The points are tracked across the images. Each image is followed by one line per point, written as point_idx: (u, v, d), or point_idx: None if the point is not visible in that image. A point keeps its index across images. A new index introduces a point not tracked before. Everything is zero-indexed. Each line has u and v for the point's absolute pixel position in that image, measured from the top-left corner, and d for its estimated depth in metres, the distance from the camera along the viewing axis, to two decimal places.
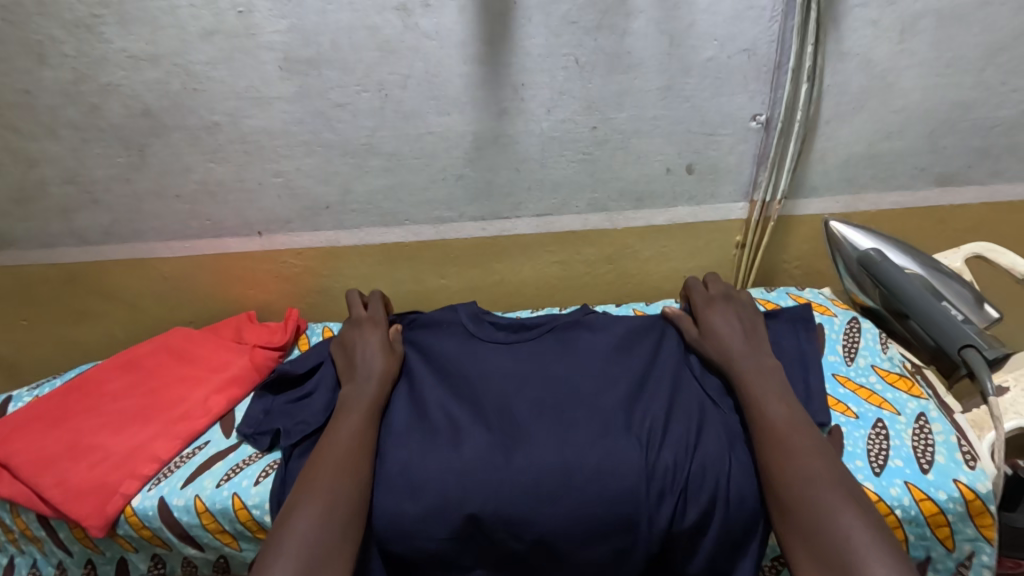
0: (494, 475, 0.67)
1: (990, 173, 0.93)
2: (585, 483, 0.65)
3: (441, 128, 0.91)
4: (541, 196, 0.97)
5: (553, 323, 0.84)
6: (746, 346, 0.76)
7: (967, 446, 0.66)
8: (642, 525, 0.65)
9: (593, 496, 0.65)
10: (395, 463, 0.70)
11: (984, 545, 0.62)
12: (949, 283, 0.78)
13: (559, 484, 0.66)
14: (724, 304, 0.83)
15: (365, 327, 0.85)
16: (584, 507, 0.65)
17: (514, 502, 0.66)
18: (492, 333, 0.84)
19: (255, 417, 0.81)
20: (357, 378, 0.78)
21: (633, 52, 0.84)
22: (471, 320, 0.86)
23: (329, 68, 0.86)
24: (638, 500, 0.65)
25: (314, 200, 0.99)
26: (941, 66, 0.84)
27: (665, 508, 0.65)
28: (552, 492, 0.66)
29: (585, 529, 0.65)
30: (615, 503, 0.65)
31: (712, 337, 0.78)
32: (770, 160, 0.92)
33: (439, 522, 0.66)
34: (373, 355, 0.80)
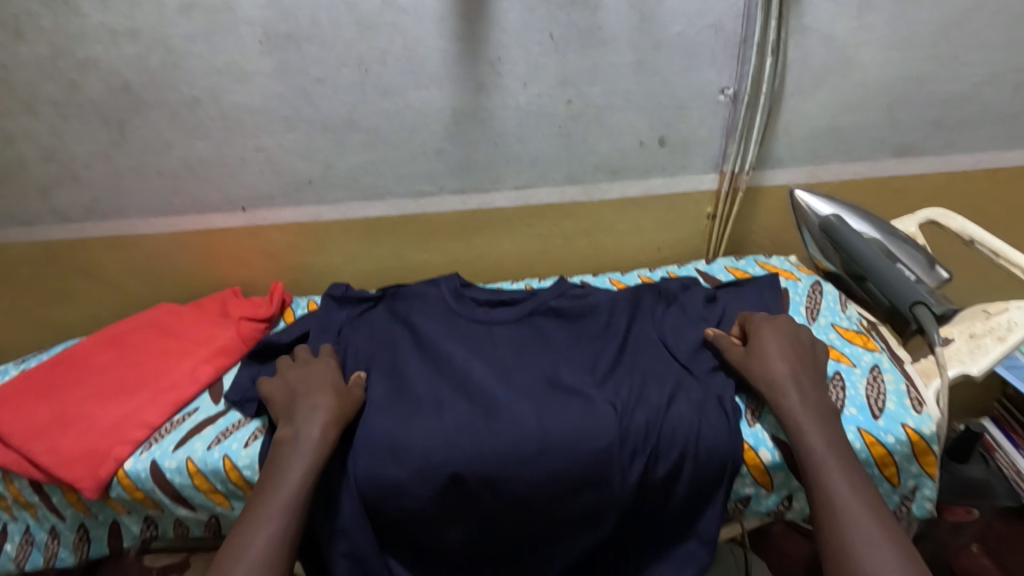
0: (474, 439, 0.70)
1: (943, 144, 0.98)
2: (562, 444, 0.69)
3: (421, 103, 0.93)
4: (519, 169, 1.00)
5: (538, 304, 0.88)
6: (795, 369, 0.70)
7: (914, 393, 0.71)
8: (615, 481, 0.69)
9: (568, 455, 0.69)
10: (381, 430, 0.73)
11: (926, 480, 0.68)
12: (903, 246, 0.83)
13: (536, 448, 0.69)
14: (781, 325, 0.76)
15: (308, 372, 0.78)
16: (560, 467, 0.68)
17: (494, 462, 0.69)
18: (472, 311, 0.89)
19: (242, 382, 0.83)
20: (297, 420, 0.71)
21: (605, 27, 0.86)
22: (453, 296, 0.91)
23: (308, 44, 0.87)
24: (611, 458, 0.69)
25: (296, 175, 1.00)
26: (897, 41, 0.88)
27: (636, 465, 0.69)
28: (528, 453, 0.69)
29: (561, 486, 0.69)
30: (590, 462, 0.68)
31: (761, 355, 0.72)
32: (738, 132, 0.96)
33: (424, 482, 0.70)
34: (321, 393, 0.73)
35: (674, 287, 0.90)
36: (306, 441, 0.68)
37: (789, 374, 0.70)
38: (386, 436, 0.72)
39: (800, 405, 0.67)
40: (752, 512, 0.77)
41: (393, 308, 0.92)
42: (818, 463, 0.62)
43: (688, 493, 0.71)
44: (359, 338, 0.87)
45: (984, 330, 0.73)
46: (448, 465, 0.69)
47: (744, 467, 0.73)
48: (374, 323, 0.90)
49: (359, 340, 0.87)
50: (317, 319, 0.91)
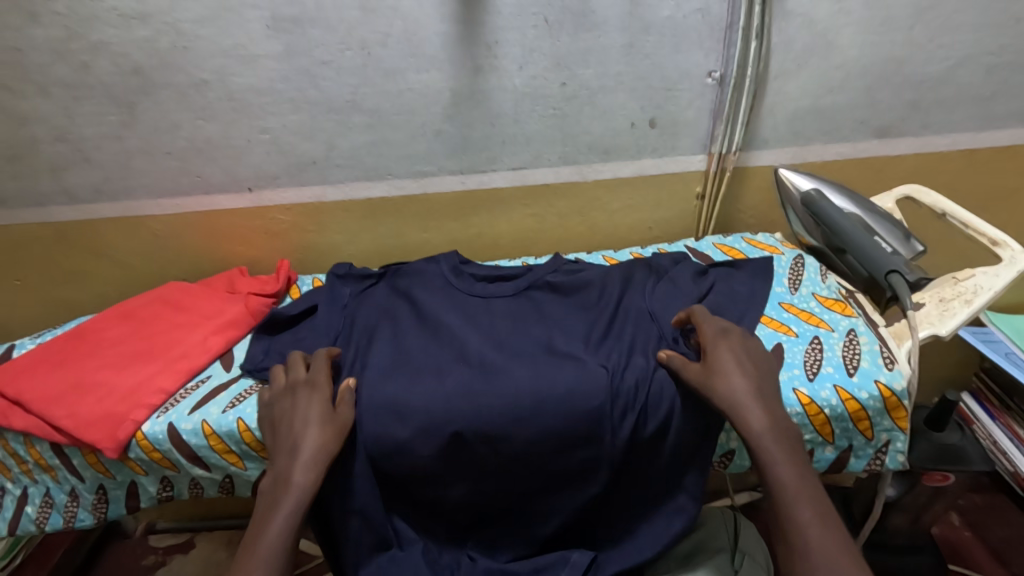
0: (472, 399, 0.74)
1: (920, 125, 1.03)
2: (555, 404, 0.73)
3: (420, 85, 0.97)
4: (515, 150, 1.04)
5: (532, 280, 0.92)
6: (757, 395, 0.68)
7: (887, 352, 0.76)
8: (606, 438, 0.73)
9: (561, 414, 0.73)
10: (383, 396, 0.76)
11: (898, 433, 0.73)
12: (880, 219, 0.86)
13: (530, 407, 0.73)
14: (732, 340, 0.74)
15: (295, 397, 0.74)
16: (553, 425, 0.73)
17: (491, 420, 0.73)
18: (470, 287, 0.92)
19: (254, 357, 0.87)
20: (283, 455, 0.69)
21: (597, 11, 0.90)
22: (452, 272, 0.95)
23: (312, 27, 0.91)
24: (602, 417, 0.73)
25: (301, 156, 1.04)
26: (875, 25, 0.93)
27: (625, 422, 0.74)
28: (523, 412, 0.73)
29: (554, 441, 0.73)
30: (582, 420, 0.73)
31: (721, 373, 0.70)
32: (725, 114, 1.00)
33: (427, 441, 0.73)
34: (303, 427, 0.70)
35: (665, 262, 0.94)
36: (287, 490, 0.65)
37: (748, 394, 0.68)
38: (383, 397, 0.76)
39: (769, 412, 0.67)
40: (734, 468, 0.82)
41: (394, 284, 0.96)
42: (794, 467, 0.63)
43: (676, 448, 0.75)
44: (363, 313, 0.91)
45: (953, 295, 0.78)
46: (444, 422, 0.73)
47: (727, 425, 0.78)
48: (378, 298, 0.94)
49: (363, 313, 0.90)
50: (323, 294, 0.94)
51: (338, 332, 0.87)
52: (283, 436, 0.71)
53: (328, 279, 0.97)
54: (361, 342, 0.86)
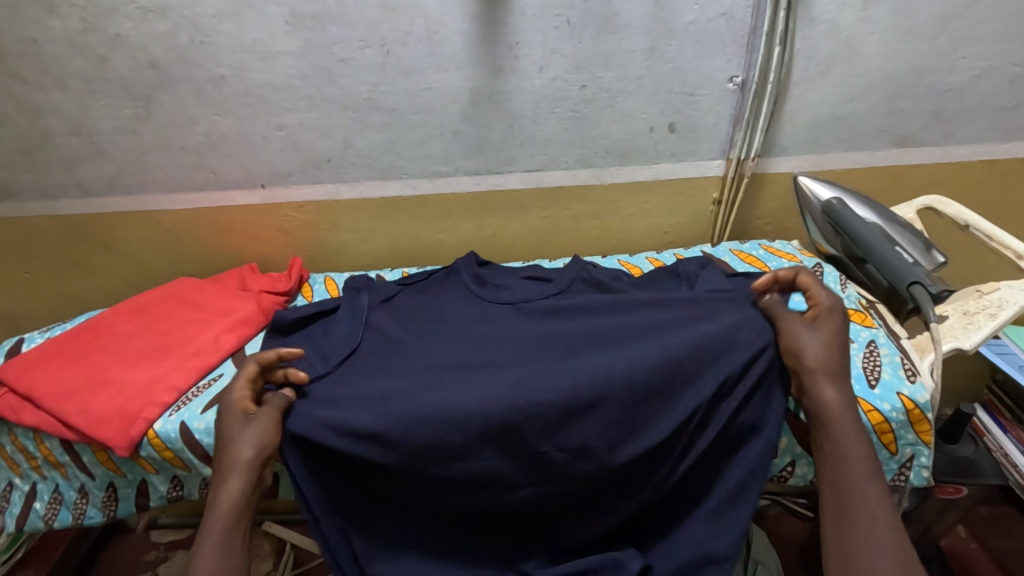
0: (524, 395, 0.69)
1: (941, 135, 1.02)
2: (609, 385, 0.70)
3: (440, 84, 0.96)
4: (532, 152, 1.03)
5: (555, 290, 0.93)
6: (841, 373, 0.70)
7: (908, 364, 0.75)
8: (665, 416, 0.70)
9: (620, 389, 0.70)
10: (434, 404, 0.70)
11: (922, 448, 0.72)
12: (902, 232, 0.85)
13: (589, 395, 0.69)
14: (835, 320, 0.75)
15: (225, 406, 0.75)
16: (605, 411, 0.69)
17: (548, 414, 0.68)
18: (496, 295, 0.93)
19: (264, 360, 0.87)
20: (218, 467, 0.71)
21: (620, 13, 0.90)
22: (476, 284, 0.96)
23: (333, 24, 0.90)
24: (659, 393, 0.70)
25: (316, 154, 1.03)
26: (900, 33, 0.92)
27: (687, 396, 0.71)
28: (583, 403, 0.69)
29: (614, 423, 0.69)
30: (637, 398, 0.70)
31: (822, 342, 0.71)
32: (745, 119, 0.99)
33: (487, 447, 0.69)
34: (234, 438, 0.71)
35: (693, 267, 0.91)
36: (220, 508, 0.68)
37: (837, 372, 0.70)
38: (406, 403, 0.71)
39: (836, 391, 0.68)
40: None
41: (415, 296, 0.97)
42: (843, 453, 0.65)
43: (743, 426, 0.72)
44: (382, 320, 0.91)
45: (977, 308, 0.77)
46: (479, 431, 0.68)
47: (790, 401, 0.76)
48: (401, 307, 0.94)
49: (385, 322, 0.90)
50: (345, 301, 0.95)
51: (361, 340, 0.87)
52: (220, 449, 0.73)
53: (344, 291, 0.98)
54: (386, 351, 0.85)
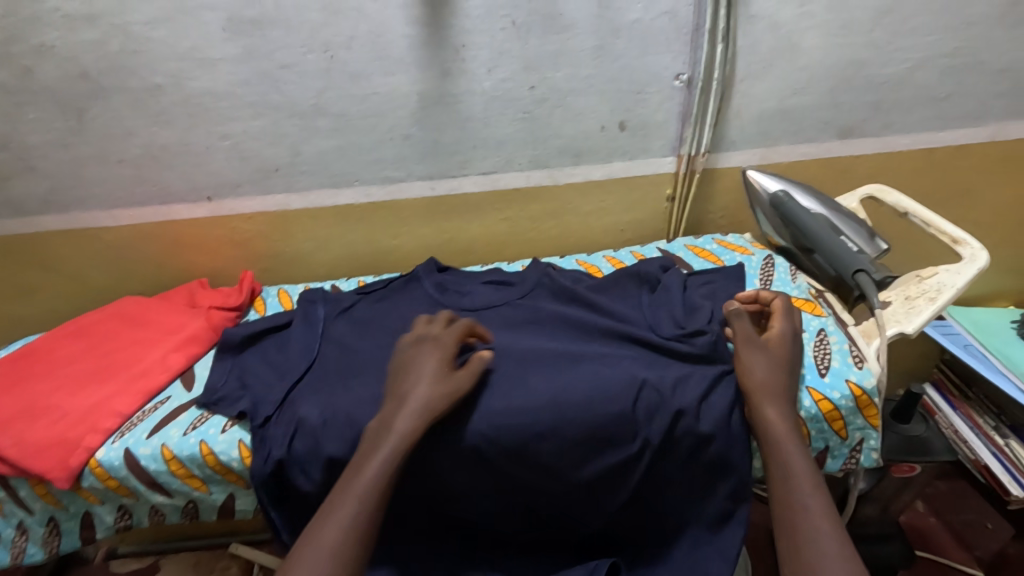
0: (488, 420, 0.73)
1: (881, 126, 1.05)
2: (573, 412, 0.72)
3: (388, 88, 0.94)
4: (486, 154, 1.03)
5: (518, 295, 0.93)
6: (786, 398, 0.71)
7: (856, 351, 0.77)
8: (634, 443, 0.72)
9: (581, 420, 0.72)
10: None
11: (871, 431, 0.75)
12: (847, 221, 0.87)
13: (551, 421, 0.72)
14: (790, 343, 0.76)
15: (422, 348, 0.77)
16: (574, 435, 0.72)
17: (514, 436, 0.72)
18: (459, 302, 0.94)
19: (214, 384, 0.83)
20: (393, 408, 0.70)
21: (565, 13, 0.90)
22: (437, 291, 0.96)
23: (273, 29, 0.87)
24: (627, 420, 0.72)
25: (263, 162, 1.00)
26: (837, 28, 0.94)
27: (655, 426, 0.72)
28: (544, 429, 0.72)
29: (575, 446, 0.72)
30: (608, 424, 0.72)
31: (767, 368, 0.72)
32: (693, 115, 1.00)
33: (451, 467, 0.74)
34: (416, 384, 0.71)
35: (654, 268, 0.92)
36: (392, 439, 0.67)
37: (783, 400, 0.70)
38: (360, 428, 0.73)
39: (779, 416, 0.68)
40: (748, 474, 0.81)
41: (369, 305, 0.96)
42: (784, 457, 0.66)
43: (711, 457, 0.74)
44: (342, 332, 0.90)
45: (918, 293, 0.80)
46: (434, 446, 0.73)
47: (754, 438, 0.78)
48: (361, 316, 0.93)
49: (343, 333, 0.89)
50: (300, 312, 0.94)
51: (318, 353, 0.86)
52: (400, 385, 0.72)
53: (299, 304, 0.96)
54: (344, 362, 0.84)
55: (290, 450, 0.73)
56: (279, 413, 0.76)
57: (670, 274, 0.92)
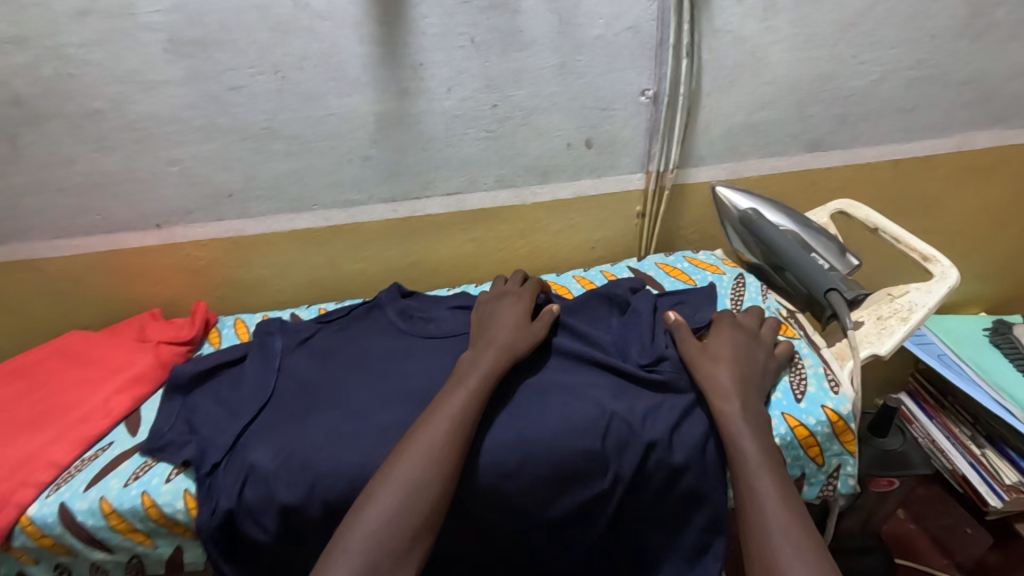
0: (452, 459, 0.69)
1: (849, 138, 1.04)
2: (540, 448, 0.69)
3: (344, 109, 0.90)
4: (450, 174, 0.99)
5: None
6: (738, 386, 0.71)
7: (831, 375, 0.75)
8: (605, 478, 0.69)
9: (549, 457, 0.69)
10: (353, 466, 0.69)
11: (848, 457, 0.73)
12: (817, 237, 0.86)
13: (518, 459, 0.69)
14: (740, 335, 0.77)
15: (503, 303, 0.87)
16: (541, 473, 0.69)
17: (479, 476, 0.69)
18: (423, 330, 0.90)
19: (160, 427, 0.78)
20: (478, 348, 0.78)
21: (525, 30, 0.87)
22: (401, 319, 0.92)
23: (219, 50, 0.83)
24: (597, 455, 0.69)
25: (215, 188, 0.96)
26: (801, 41, 0.93)
27: (628, 459, 0.69)
28: (512, 467, 0.69)
29: (543, 484, 0.69)
30: (576, 459, 0.69)
31: (711, 360, 0.74)
32: (661, 131, 0.98)
33: None
34: (501, 328, 0.81)
35: (623, 291, 0.89)
36: (470, 377, 0.73)
37: (731, 385, 0.71)
38: (317, 471, 0.69)
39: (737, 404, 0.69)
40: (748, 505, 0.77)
41: (330, 336, 0.91)
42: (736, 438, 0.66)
43: (685, 491, 0.71)
44: (300, 365, 0.85)
45: (890, 312, 0.78)
46: None
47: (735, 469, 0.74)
48: (321, 347, 0.89)
49: (301, 366, 0.85)
50: (256, 345, 0.89)
51: (274, 390, 0.81)
52: (484, 333, 0.81)
53: (254, 336, 0.91)
54: (301, 399, 0.79)
55: (241, 497, 0.69)
56: (230, 459, 0.72)
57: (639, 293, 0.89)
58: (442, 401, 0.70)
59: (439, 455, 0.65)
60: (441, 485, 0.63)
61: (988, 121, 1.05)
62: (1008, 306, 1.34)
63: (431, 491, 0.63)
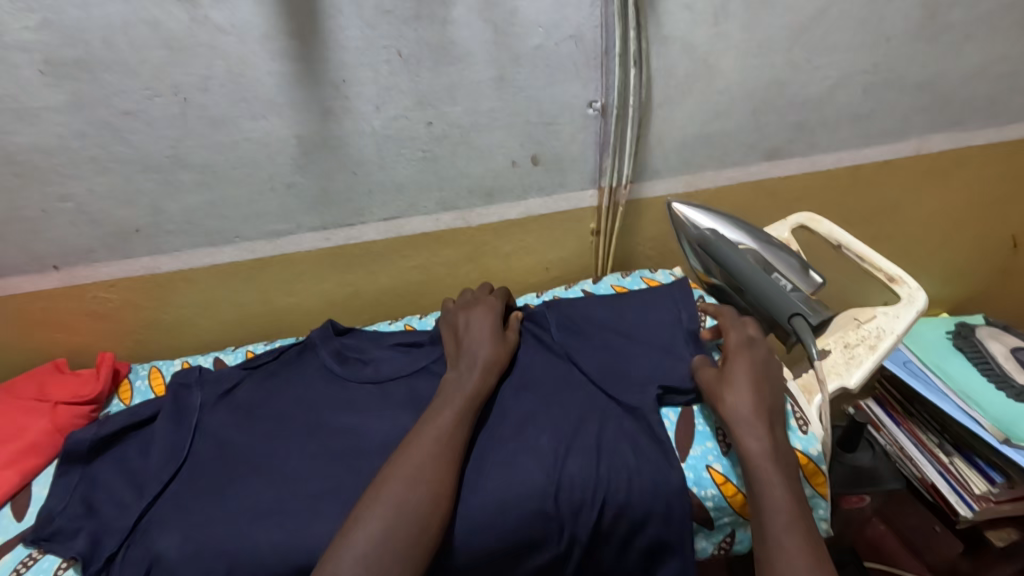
0: None
1: (808, 146, 1.00)
2: (486, 515, 0.62)
3: (259, 133, 0.81)
4: (385, 199, 0.91)
5: (431, 357, 0.82)
6: (766, 421, 0.64)
7: (799, 412, 0.70)
8: (561, 541, 0.63)
9: (499, 523, 0.62)
10: (272, 549, 0.60)
11: (820, 500, 0.68)
12: (778, 255, 0.79)
13: (463, 528, 0.61)
14: (757, 356, 0.70)
15: (473, 309, 0.82)
16: (490, 545, 0.61)
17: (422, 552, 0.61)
18: (360, 373, 0.81)
19: (50, 509, 0.69)
20: (461, 368, 0.73)
21: (457, 42, 0.79)
22: (336, 361, 0.83)
23: (106, 71, 0.73)
24: (551, 516, 0.62)
25: (118, 224, 0.85)
26: (753, 48, 0.87)
27: (584, 519, 0.63)
28: (458, 537, 0.61)
29: (493, 554, 0.62)
30: (527, 521, 0.62)
31: (732, 389, 0.66)
32: (611, 146, 0.92)
33: None
34: (479, 344, 0.75)
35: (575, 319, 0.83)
36: (459, 393, 0.69)
37: (759, 420, 0.64)
38: (230, 558, 0.60)
39: (765, 444, 0.62)
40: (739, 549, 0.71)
41: (253, 386, 0.81)
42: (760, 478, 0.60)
43: (646, 547, 0.64)
44: (219, 422, 0.75)
45: (857, 338, 0.73)
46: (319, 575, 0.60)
47: (702, 524, 0.68)
48: (246, 400, 0.79)
49: (221, 425, 0.75)
50: (169, 402, 0.78)
51: (188, 454, 0.72)
52: (462, 348, 0.76)
53: (168, 390, 0.80)
54: (219, 466, 0.70)
55: None
56: (126, 549, 0.64)
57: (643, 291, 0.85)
58: (427, 421, 0.66)
59: (428, 478, 0.60)
60: (432, 508, 0.58)
61: (945, 124, 1.01)
62: (969, 307, 1.32)
63: (419, 513, 0.58)
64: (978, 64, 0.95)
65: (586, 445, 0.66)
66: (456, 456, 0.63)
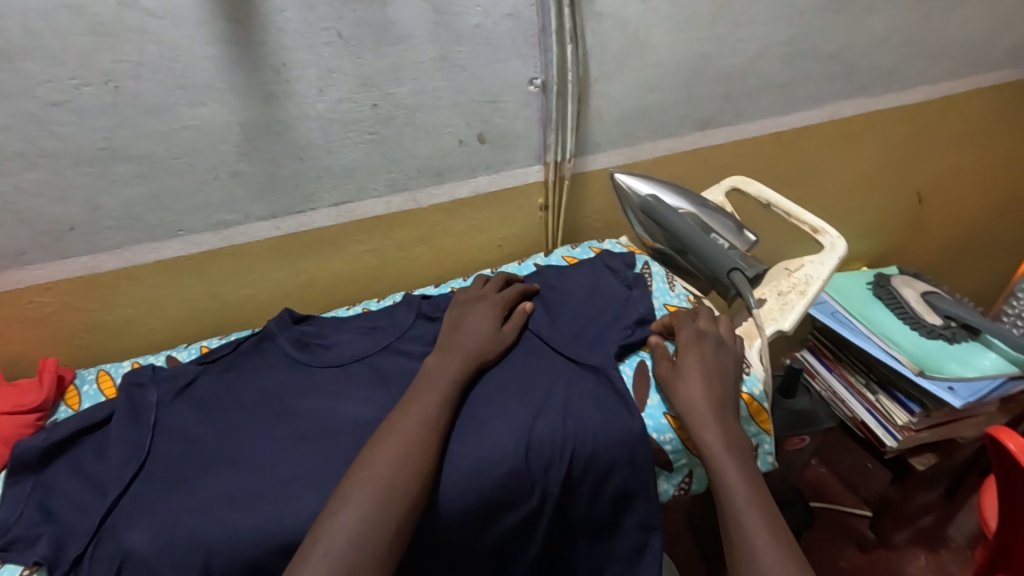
0: None
1: (735, 115, 1.06)
2: (461, 479, 0.64)
3: (199, 121, 0.79)
4: (335, 184, 0.91)
5: (393, 337, 0.84)
6: (716, 408, 0.68)
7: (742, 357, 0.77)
8: (533, 497, 0.66)
9: (473, 486, 0.64)
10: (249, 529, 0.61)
11: (764, 436, 0.74)
12: (714, 215, 0.86)
13: (437, 493, 0.64)
14: (705, 346, 0.74)
15: (475, 305, 0.82)
16: (465, 507, 0.64)
17: None
18: (323, 357, 0.82)
19: (3, 520, 0.66)
20: (443, 353, 0.74)
21: (397, 22, 0.79)
22: (297, 349, 0.83)
23: (27, 60, 0.69)
24: (522, 475, 0.65)
25: (50, 223, 0.81)
26: (681, 22, 0.92)
27: (554, 475, 0.67)
28: (433, 502, 0.63)
29: (470, 515, 0.64)
30: (501, 481, 0.65)
31: (683, 380, 0.70)
32: (554, 121, 0.95)
33: None
34: (468, 334, 0.76)
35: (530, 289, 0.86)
36: (442, 375, 0.71)
37: (708, 411, 0.67)
38: (206, 543, 0.60)
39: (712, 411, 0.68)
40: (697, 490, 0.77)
41: (211, 379, 0.80)
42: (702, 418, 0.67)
43: (615, 494, 0.69)
44: (179, 416, 0.74)
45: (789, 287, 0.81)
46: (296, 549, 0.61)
47: (662, 467, 0.73)
48: (206, 392, 0.78)
49: (182, 420, 0.73)
50: (123, 402, 0.76)
51: (150, 451, 0.70)
52: (452, 336, 0.78)
53: (120, 390, 0.78)
54: (186, 459, 0.69)
55: None
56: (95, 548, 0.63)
57: (600, 269, 0.89)
58: (406, 403, 0.68)
59: (409, 454, 0.62)
60: (414, 478, 0.60)
61: (854, 90, 1.10)
62: (884, 260, 1.45)
63: (407, 489, 0.59)
64: (879, 34, 1.04)
65: (553, 406, 0.69)
66: (435, 429, 0.65)
